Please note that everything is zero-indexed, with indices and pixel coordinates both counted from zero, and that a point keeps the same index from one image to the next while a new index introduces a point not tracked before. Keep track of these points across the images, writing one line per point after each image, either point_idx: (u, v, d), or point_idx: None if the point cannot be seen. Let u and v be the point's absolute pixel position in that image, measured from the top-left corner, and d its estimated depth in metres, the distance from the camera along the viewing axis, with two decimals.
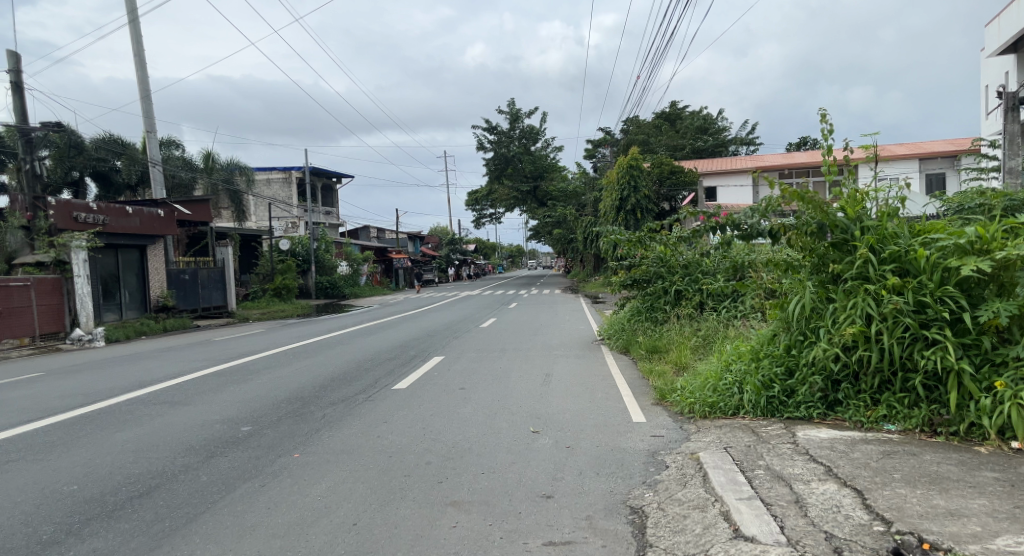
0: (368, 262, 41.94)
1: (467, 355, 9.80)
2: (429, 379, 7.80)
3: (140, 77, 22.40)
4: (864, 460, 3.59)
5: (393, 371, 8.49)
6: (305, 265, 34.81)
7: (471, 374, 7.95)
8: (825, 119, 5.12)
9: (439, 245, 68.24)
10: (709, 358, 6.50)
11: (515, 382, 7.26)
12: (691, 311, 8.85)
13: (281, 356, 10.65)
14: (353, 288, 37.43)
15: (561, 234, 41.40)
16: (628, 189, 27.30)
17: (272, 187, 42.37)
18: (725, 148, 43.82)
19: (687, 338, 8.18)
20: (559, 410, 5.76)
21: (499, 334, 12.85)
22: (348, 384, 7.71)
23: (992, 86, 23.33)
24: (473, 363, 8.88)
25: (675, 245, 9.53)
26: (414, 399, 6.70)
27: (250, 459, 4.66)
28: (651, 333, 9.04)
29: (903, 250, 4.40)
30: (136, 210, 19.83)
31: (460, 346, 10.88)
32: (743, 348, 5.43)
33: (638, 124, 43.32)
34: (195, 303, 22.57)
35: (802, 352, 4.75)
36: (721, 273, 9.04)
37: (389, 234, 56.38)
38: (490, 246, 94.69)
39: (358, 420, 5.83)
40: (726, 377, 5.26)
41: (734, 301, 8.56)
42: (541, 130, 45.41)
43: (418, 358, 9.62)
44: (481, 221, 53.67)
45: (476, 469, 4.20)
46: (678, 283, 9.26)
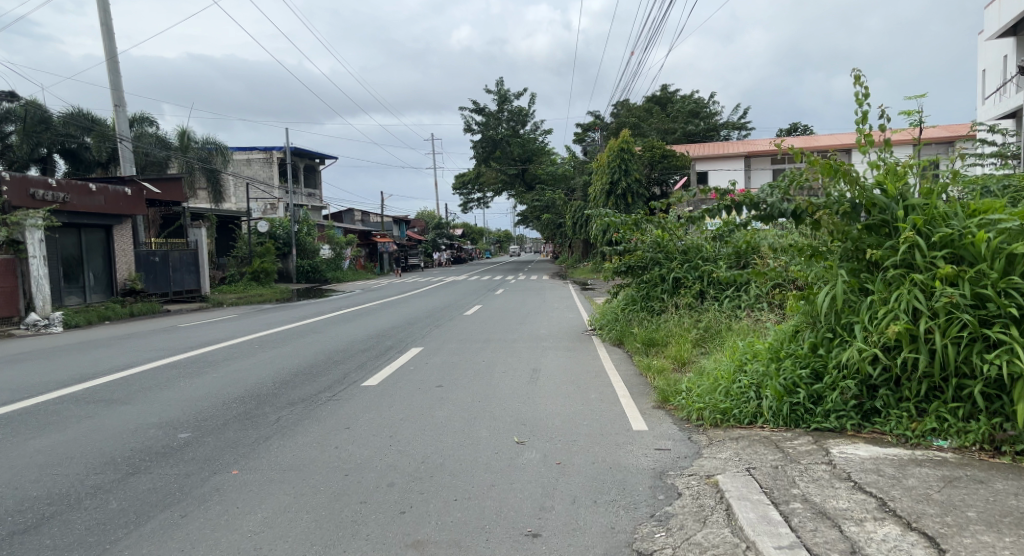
0: (351, 246, 40.92)
1: (448, 346, 9.06)
2: (404, 374, 7.04)
3: (107, 48, 21.11)
4: (923, 491, 2.89)
5: (366, 366, 7.70)
6: (285, 249, 33.79)
7: (450, 369, 7.21)
8: (860, 80, 4.35)
9: (425, 229, 67.21)
10: (718, 355, 5.80)
11: (499, 379, 6.53)
12: (690, 301, 8.13)
13: (247, 345, 9.84)
14: (335, 273, 36.46)
15: (550, 219, 40.66)
16: (619, 172, 26.60)
17: (252, 167, 41.09)
18: (716, 133, 43.16)
19: (686, 330, 7.51)
20: (547, 415, 5.03)
21: (483, 323, 12.14)
22: (314, 381, 6.91)
23: (989, 70, 22.72)
24: (454, 356, 8.14)
25: (673, 229, 8.91)
26: (384, 399, 5.95)
27: (176, 479, 3.92)
28: (647, 324, 8.34)
29: (958, 232, 3.65)
30: (101, 187, 18.67)
31: (442, 336, 10.10)
32: (759, 347, 4.74)
33: (629, 107, 42.35)
34: (166, 287, 21.45)
35: (831, 353, 4.07)
36: (724, 259, 8.38)
37: (374, 217, 55.26)
38: (478, 231, 93.85)
39: (315, 426, 5.07)
40: (740, 379, 4.57)
41: (738, 290, 7.89)
42: (530, 112, 44.36)
43: (393, 350, 8.87)
44: (469, 205, 52.77)
45: (448, 495, 3.49)
46: (676, 270, 8.54)
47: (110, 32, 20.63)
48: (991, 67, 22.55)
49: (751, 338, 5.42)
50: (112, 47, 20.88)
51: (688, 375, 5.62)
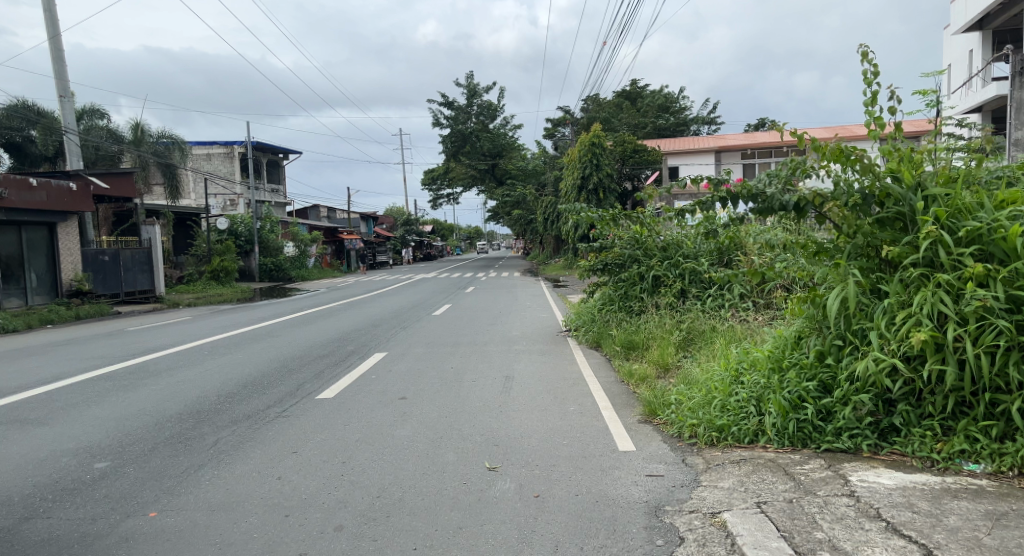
0: (317, 243, 39.70)
1: (415, 351, 8.42)
2: (364, 385, 6.36)
3: (52, 34, 19.08)
4: (971, 534, 2.43)
5: (322, 375, 6.99)
6: (247, 246, 32.52)
7: (416, 378, 6.61)
8: (870, 57, 3.89)
9: (394, 226, 65.98)
10: (709, 361, 5.34)
11: (468, 390, 5.94)
12: (670, 300, 7.67)
13: (195, 351, 8.94)
14: (300, 271, 35.29)
15: (520, 214, 40.17)
16: (590, 167, 26.21)
17: (212, 162, 39.50)
18: (686, 128, 43.17)
19: (668, 331, 7.07)
20: (520, 434, 4.48)
21: (453, 324, 11.54)
22: (264, 392, 6.16)
23: (954, 65, 23.02)
24: (422, 363, 7.51)
25: (652, 224, 8.47)
26: (340, 414, 5.27)
27: (78, 526, 3.19)
28: (626, 325, 7.86)
29: (987, 226, 3.23)
30: (43, 182, 17.20)
31: (408, 340, 9.43)
32: (758, 356, 4.28)
33: (600, 102, 42.13)
34: (117, 287, 19.90)
35: (842, 363, 3.63)
36: (705, 256, 7.96)
37: (340, 215, 53.96)
38: (448, 228, 93.17)
39: (259, 447, 4.37)
40: (738, 391, 4.10)
41: (722, 290, 7.48)
42: (500, 106, 43.71)
43: (355, 356, 8.19)
44: (439, 201, 51.97)
45: (407, 542, 2.90)
46: (656, 268, 8.08)
47: (53, 13, 18.71)
48: (955, 61, 22.89)
49: (746, 344, 4.96)
50: (55, 31, 18.95)
51: (676, 384, 5.13)
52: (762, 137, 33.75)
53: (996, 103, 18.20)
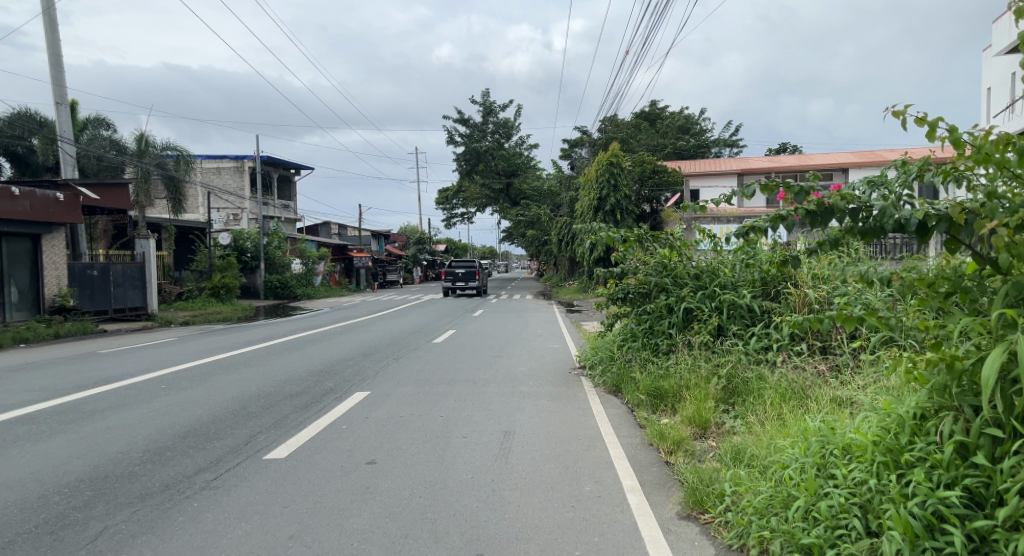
0: (325, 260, 39.03)
1: (403, 391, 7.20)
2: (327, 440, 5.12)
3: (51, 39, 18.47)
4: None
5: (282, 423, 5.80)
6: (253, 263, 32.07)
7: (395, 431, 5.38)
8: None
9: (406, 244, 65.70)
10: (772, 438, 4.03)
11: (453, 453, 4.70)
12: (706, 339, 6.41)
13: (153, 383, 7.78)
14: (306, 289, 34.50)
15: (535, 235, 39.17)
16: (608, 187, 25.12)
17: (222, 176, 39.16)
18: (706, 150, 42.07)
19: (704, 379, 5.83)
20: (511, 536, 3.24)
21: (452, 354, 10.42)
22: (202, 447, 4.98)
23: (998, 88, 21.76)
24: (407, 409, 6.30)
25: (683, 248, 7.36)
26: (283, 488, 4.04)
27: None
28: (652, 368, 6.60)
29: None
30: (27, 192, 16.26)
31: (398, 376, 8.23)
32: (854, 438, 2.97)
33: (618, 123, 41.26)
34: (105, 304, 18.97)
35: (1007, 468, 2.33)
36: (747, 286, 6.73)
37: (351, 232, 53.50)
38: (461, 249, 93.06)
39: (151, 546, 3.13)
40: (826, 491, 2.80)
41: (769, 328, 6.23)
42: (516, 124, 42.74)
43: (331, 396, 7.00)
44: (452, 220, 51.30)
45: None
46: (689, 299, 6.86)
47: (53, 20, 18.12)
48: (997, 83, 21.82)
49: (823, 421, 3.66)
50: (55, 36, 18.31)
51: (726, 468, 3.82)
52: (786, 159, 32.65)
53: None
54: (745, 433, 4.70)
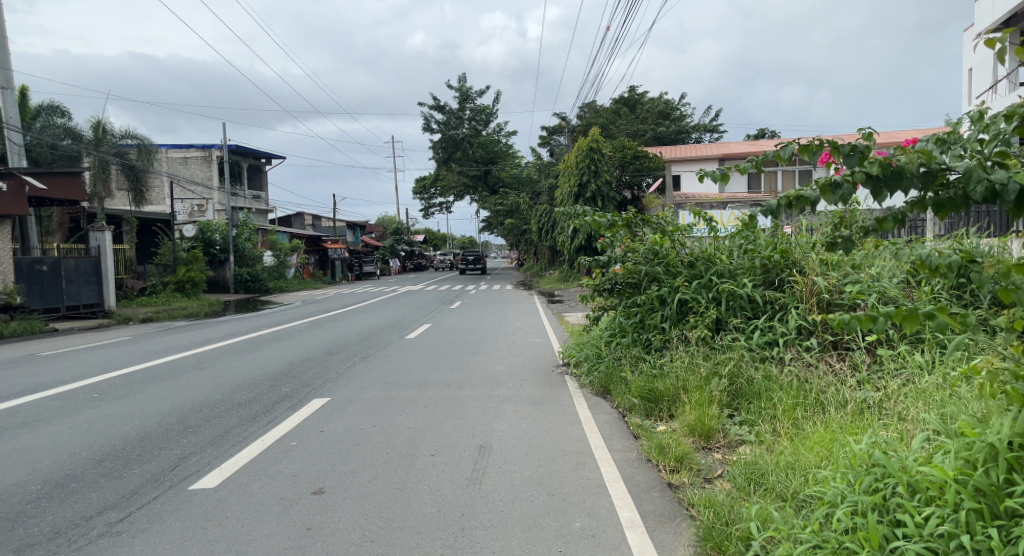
0: (298, 252, 37.84)
1: (365, 397, 6.46)
2: (270, 463, 4.35)
3: None
4: None
5: (221, 440, 5.01)
6: (222, 255, 30.88)
7: (351, 449, 4.64)
8: None
9: (383, 234, 64.53)
10: (799, 463, 3.37)
11: (417, 479, 3.97)
12: (704, 334, 5.74)
13: (84, 392, 6.90)
14: (278, 282, 33.37)
15: (514, 224, 38.51)
16: (588, 173, 24.47)
17: (188, 166, 37.66)
18: (687, 136, 41.64)
19: (702, 381, 5.18)
20: None
21: (426, 351, 9.72)
22: (117, 475, 4.14)
23: (979, 69, 21.53)
24: (369, 420, 5.55)
25: (675, 234, 6.71)
26: (202, 533, 3.22)
27: None
28: (643, 367, 5.94)
29: None
30: None
31: (364, 379, 7.45)
32: (926, 474, 2.29)
33: (596, 109, 40.63)
34: (57, 301, 17.82)
35: None
36: (746, 273, 6.09)
37: (326, 223, 52.22)
38: (439, 238, 92.21)
39: None
40: (894, 546, 2.10)
41: (776, 321, 5.59)
42: (493, 111, 41.86)
43: (285, 406, 6.24)
44: (429, 210, 50.34)
45: None
46: (684, 289, 6.20)
47: None
48: (978, 62, 21.49)
49: (865, 444, 3.00)
50: None
51: (746, 503, 3.14)
52: (767, 144, 32.26)
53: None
54: (759, 450, 4.06)
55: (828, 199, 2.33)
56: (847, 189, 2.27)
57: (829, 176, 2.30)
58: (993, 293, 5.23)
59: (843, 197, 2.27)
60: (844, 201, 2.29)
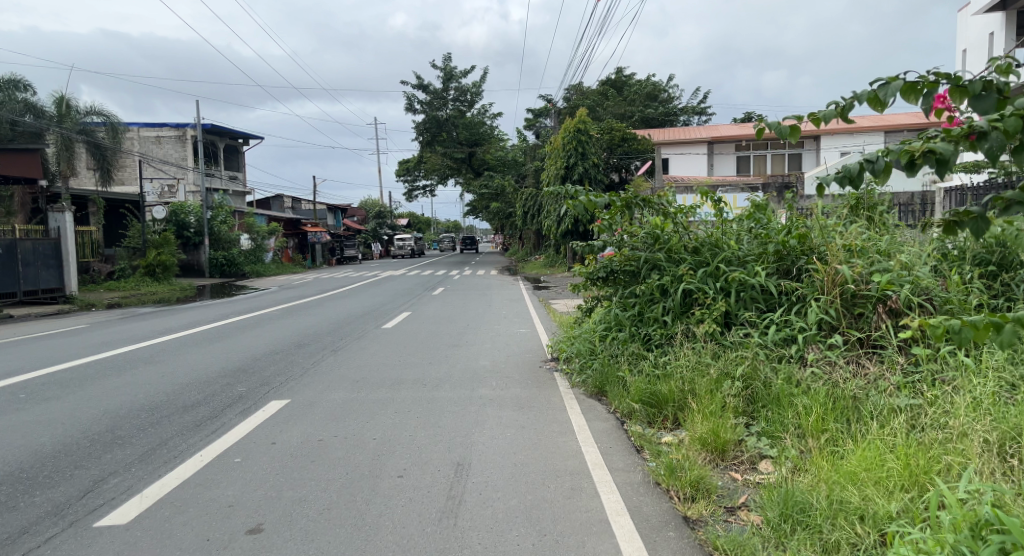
0: (277, 235, 36.67)
1: (329, 400, 5.74)
2: (203, 490, 3.64)
3: None
4: None
5: (151, 457, 4.28)
6: (197, 238, 29.82)
7: (300, 473, 3.91)
8: None
9: (366, 219, 63.18)
10: (853, 504, 2.71)
11: (379, 512, 3.25)
12: (712, 329, 5.06)
13: (8, 392, 6.10)
14: (255, 267, 32.34)
15: (499, 207, 37.74)
16: (575, 155, 23.73)
17: (161, 146, 36.20)
18: (674, 118, 40.93)
19: (711, 385, 4.49)
20: None
21: (403, 342, 9.03)
22: (9, 507, 3.42)
23: (973, 50, 21.07)
24: (330, 429, 4.84)
25: (676, 217, 6.06)
26: None
27: None
28: (644, 366, 5.26)
29: None
30: None
31: (330, 377, 6.70)
32: None
33: (583, 91, 39.78)
34: (13, 285, 16.75)
35: None
36: (758, 259, 5.43)
37: (307, 206, 50.90)
38: (424, 223, 91.06)
39: None
40: None
41: (793, 314, 4.90)
42: (478, 91, 40.77)
43: (235, 411, 5.52)
44: (414, 193, 49.22)
45: None
46: (688, 279, 5.50)
47: None
48: (974, 43, 21.02)
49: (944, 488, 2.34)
50: None
51: None
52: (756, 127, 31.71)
53: None
54: (789, 471, 3.39)
55: (964, 157, 1.79)
56: (997, 139, 1.75)
57: (969, 126, 1.76)
58: None
59: (994, 149, 1.75)
60: (992, 154, 1.77)
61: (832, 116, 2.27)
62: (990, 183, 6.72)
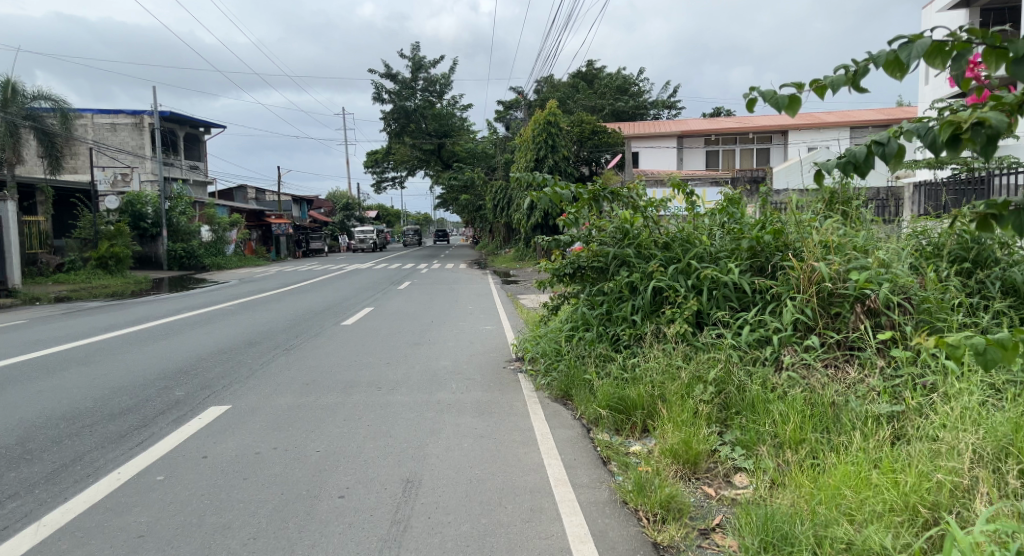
0: (239, 227, 35.47)
1: (273, 406, 5.28)
2: (111, 518, 3.19)
3: None
4: None
5: (60, 476, 3.78)
6: (154, 230, 28.57)
7: (228, 494, 3.48)
8: None
9: (333, 211, 61.89)
10: (841, 533, 2.43)
11: (312, 543, 2.86)
12: (684, 330, 4.76)
13: None
14: (216, 259, 31.17)
15: (469, 200, 37.21)
16: (545, 148, 23.42)
17: (118, 133, 34.60)
18: (644, 111, 40.91)
19: (681, 391, 4.21)
20: None
21: (363, 340, 8.59)
22: None
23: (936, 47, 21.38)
24: (270, 440, 4.39)
25: (645, 211, 5.77)
26: None
27: None
28: (612, 369, 4.95)
29: None
30: None
31: (278, 379, 6.23)
32: None
33: (554, 83, 39.44)
34: None
35: None
36: (730, 255, 5.17)
37: (271, 197, 49.43)
38: (393, 215, 89.74)
39: None
40: None
41: (767, 314, 4.65)
42: (447, 81, 40.07)
43: (166, 419, 5.02)
44: (382, 185, 48.26)
45: None
46: (658, 276, 5.21)
47: None
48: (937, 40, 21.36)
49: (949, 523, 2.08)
50: None
51: None
52: (726, 121, 31.85)
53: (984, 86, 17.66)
54: (767, 487, 3.11)
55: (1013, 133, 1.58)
56: None
57: None
58: (1007, 280, 4.50)
59: None
60: None
61: (842, 83, 1.96)
62: (960, 181, 6.73)
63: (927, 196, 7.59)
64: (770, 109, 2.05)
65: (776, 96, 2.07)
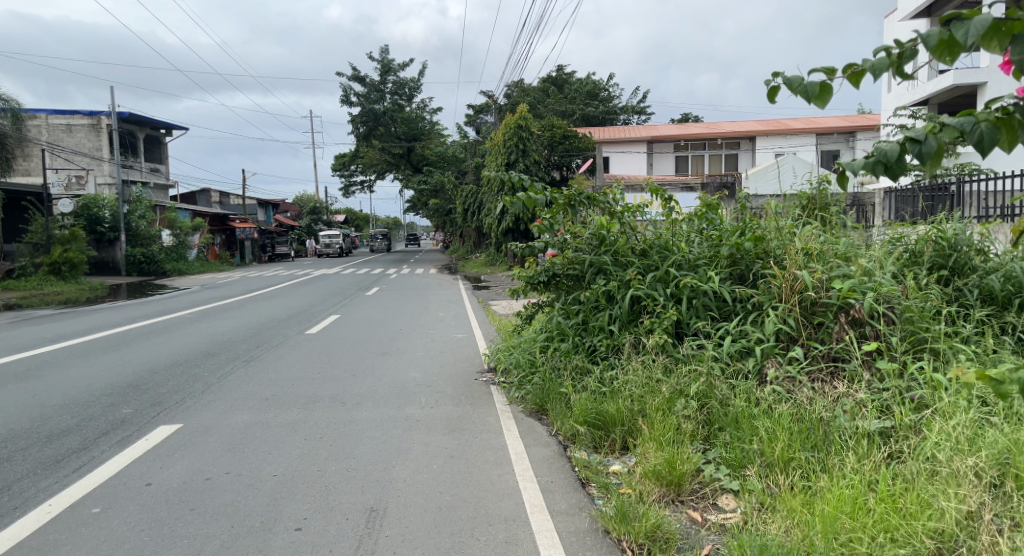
0: (202, 231, 34.34)
1: (230, 424, 4.91)
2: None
3: None
4: None
5: None
6: (113, 235, 27.43)
7: (174, 528, 3.13)
8: None
9: (300, 214, 60.65)
10: None
11: None
12: (664, 341, 4.57)
13: None
14: (177, 264, 30.07)
15: (439, 204, 36.82)
16: (516, 152, 23.25)
17: (74, 135, 33.19)
18: (614, 117, 41.16)
19: (661, 407, 4.00)
20: None
21: (330, 350, 8.22)
22: None
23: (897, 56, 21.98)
24: (223, 464, 4.03)
25: (622, 217, 5.58)
26: None
27: None
28: (589, 382, 4.73)
29: None
30: None
31: (236, 394, 5.84)
32: None
33: (524, 88, 39.39)
34: None
35: None
36: (709, 263, 5.01)
37: (234, 200, 48.09)
38: (361, 219, 88.44)
39: None
40: None
41: (748, 324, 4.49)
42: (417, 84, 39.65)
43: (110, 440, 4.60)
44: (350, 188, 47.45)
45: None
46: (636, 285, 5.02)
47: None
48: None
49: None
50: None
51: None
52: (695, 127, 32.22)
53: (945, 94, 18.26)
54: (758, 512, 2.92)
55: None
56: None
57: None
58: (986, 288, 4.45)
59: None
60: None
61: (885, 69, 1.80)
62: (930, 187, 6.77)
63: (898, 202, 7.69)
64: (799, 97, 1.89)
65: (808, 84, 1.88)
